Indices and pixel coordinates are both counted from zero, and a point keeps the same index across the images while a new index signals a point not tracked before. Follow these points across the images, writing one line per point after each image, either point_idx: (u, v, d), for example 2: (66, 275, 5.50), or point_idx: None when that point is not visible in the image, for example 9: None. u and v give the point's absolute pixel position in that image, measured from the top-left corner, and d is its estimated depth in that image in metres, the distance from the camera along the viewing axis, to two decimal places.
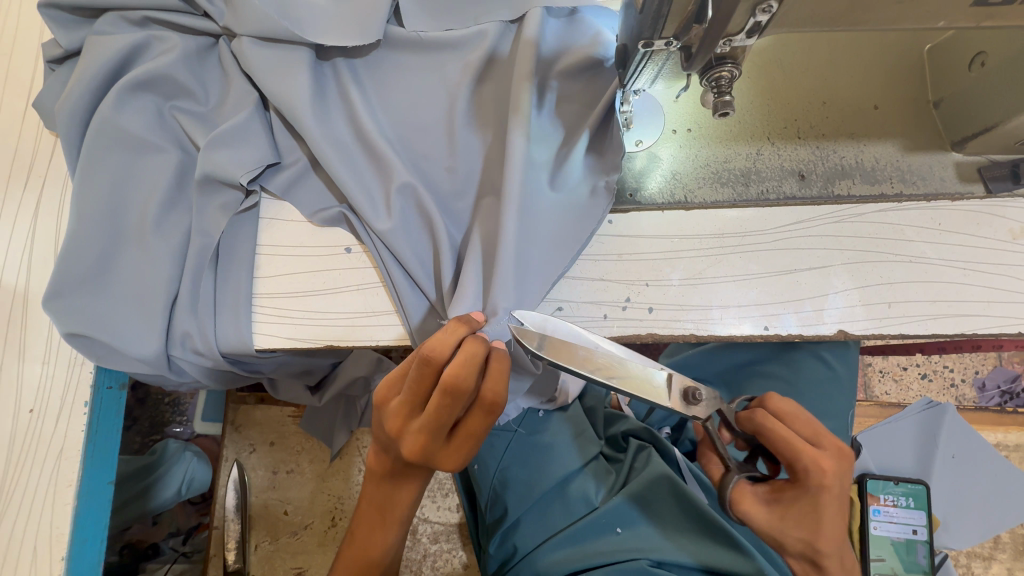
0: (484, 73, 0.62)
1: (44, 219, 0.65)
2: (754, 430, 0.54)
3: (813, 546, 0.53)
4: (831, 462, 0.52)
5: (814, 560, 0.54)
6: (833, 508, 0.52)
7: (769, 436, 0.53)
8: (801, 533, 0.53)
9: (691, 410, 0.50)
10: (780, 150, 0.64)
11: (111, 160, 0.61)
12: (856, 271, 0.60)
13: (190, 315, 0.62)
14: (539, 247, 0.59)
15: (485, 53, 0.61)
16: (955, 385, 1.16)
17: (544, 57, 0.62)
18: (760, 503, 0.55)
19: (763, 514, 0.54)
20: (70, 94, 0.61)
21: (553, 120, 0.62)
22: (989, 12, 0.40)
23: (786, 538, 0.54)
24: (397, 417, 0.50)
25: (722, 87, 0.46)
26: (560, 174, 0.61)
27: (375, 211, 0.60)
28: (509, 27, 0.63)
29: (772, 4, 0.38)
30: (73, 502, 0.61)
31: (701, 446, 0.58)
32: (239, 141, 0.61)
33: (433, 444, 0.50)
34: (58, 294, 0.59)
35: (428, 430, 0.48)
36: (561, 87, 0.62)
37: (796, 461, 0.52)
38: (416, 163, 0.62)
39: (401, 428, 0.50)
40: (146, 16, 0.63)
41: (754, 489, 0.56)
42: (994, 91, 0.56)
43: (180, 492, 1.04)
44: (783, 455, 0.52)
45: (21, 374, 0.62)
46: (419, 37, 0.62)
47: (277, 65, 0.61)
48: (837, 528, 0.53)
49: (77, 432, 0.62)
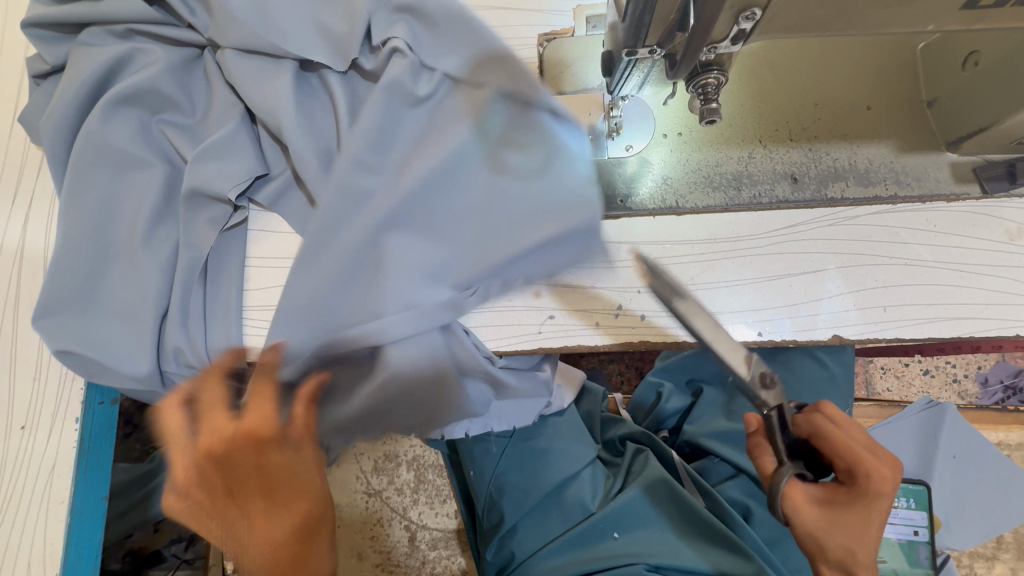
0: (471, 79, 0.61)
1: (33, 233, 0.65)
2: (811, 428, 0.52)
3: (854, 555, 0.51)
4: (890, 470, 0.51)
5: (851, 570, 0.52)
6: (881, 517, 0.51)
7: (832, 438, 0.51)
8: (848, 539, 0.51)
9: (764, 394, 0.51)
10: (772, 153, 0.63)
11: (98, 175, 0.61)
12: (851, 275, 0.60)
13: (179, 329, 0.61)
14: (452, 262, 0.59)
15: (462, 64, 0.61)
16: (957, 382, 1.15)
17: (522, 65, 0.59)
18: (812, 502, 0.52)
19: (812, 513, 0.52)
20: (55, 109, 0.61)
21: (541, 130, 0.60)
22: (980, 14, 0.39)
23: (830, 543, 0.52)
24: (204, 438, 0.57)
25: (709, 94, 0.45)
26: (499, 185, 0.60)
27: (357, 230, 0.58)
28: (490, 35, 0.60)
29: (756, 11, 0.38)
30: (67, 518, 0.60)
31: (753, 438, 0.55)
32: (226, 154, 0.61)
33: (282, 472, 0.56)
34: (47, 310, 0.59)
35: (280, 451, 0.56)
36: (527, 95, 0.59)
37: (859, 466, 0.50)
38: (398, 175, 0.60)
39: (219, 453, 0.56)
40: (129, 28, 0.63)
41: (808, 489, 0.53)
42: (988, 91, 0.55)
43: None
44: (845, 457, 0.51)
45: (12, 391, 0.62)
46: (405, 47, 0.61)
47: (261, 78, 0.61)
48: (877, 537, 0.52)
49: (69, 448, 0.61)
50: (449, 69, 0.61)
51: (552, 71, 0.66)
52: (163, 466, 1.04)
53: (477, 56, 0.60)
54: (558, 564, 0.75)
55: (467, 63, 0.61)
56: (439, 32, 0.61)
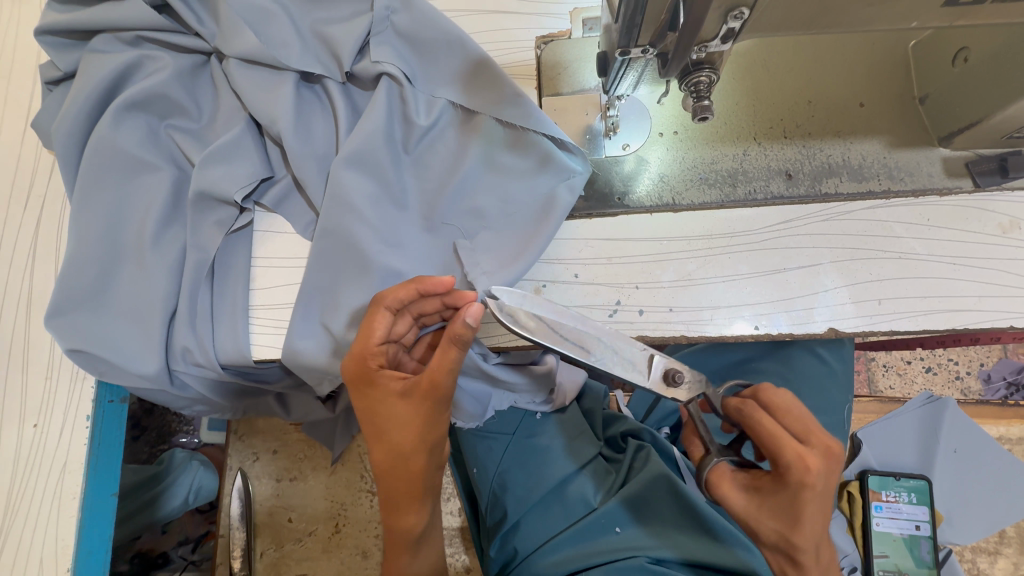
0: (464, 91, 0.61)
1: (45, 235, 0.67)
2: (741, 418, 0.53)
3: (788, 541, 0.50)
4: (816, 460, 0.49)
5: (790, 553, 0.52)
6: (815, 506, 0.49)
7: (753, 427, 0.52)
8: (777, 525, 0.51)
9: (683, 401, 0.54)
10: (766, 150, 0.64)
11: (108, 178, 0.63)
12: (845, 269, 0.60)
13: (189, 329, 0.62)
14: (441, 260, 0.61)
15: (451, 74, 0.61)
16: (960, 378, 1.15)
17: (500, 79, 0.59)
18: (740, 489, 0.53)
19: (740, 499, 0.53)
20: (66, 115, 0.63)
21: (534, 142, 0.60)
22: (960, 11, 0.40)
23: (761, 528, 0.52)
24: (365, 396, 0.54)
25: (701, 92, 0.46)
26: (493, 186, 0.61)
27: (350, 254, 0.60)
28: (471, 51, 0.60)
29: (744, 11, 0.39)
30: (77, 514, 0.62)
31: (684, 430, 0.59)
32: (232, 157, 0.62)
33: (393, 432, 0.53)
34: (59, 310, 0.60)
35: (392, 407, 0.53)
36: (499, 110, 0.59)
37: (777, 455, 0.50)
38: (391, 190, 0.61)
39: (394, 408, 0.53)
40: (139, 36, 0.64)
41: (735, 473, 0.54)
42: (979, 87, 0.56)
43: (187, 502, 1.05)
44: (767, 446, 0.51)
45: (24, 389, 0.63)
46: (402, 61, 0.62)
47: (264, 84, 0.62)
48: (818, 526, 0.50)
49: (80, 445, 0.63)
50: (445, 75, 0.62)
51: (549, 73, 0.67)
52: (171, 467, 1.06)
53: (469, 67, 0.60)
54: (562, 560, 0.75)
55: (459, 76, 0.61)
56: (426, 49, 0.61)
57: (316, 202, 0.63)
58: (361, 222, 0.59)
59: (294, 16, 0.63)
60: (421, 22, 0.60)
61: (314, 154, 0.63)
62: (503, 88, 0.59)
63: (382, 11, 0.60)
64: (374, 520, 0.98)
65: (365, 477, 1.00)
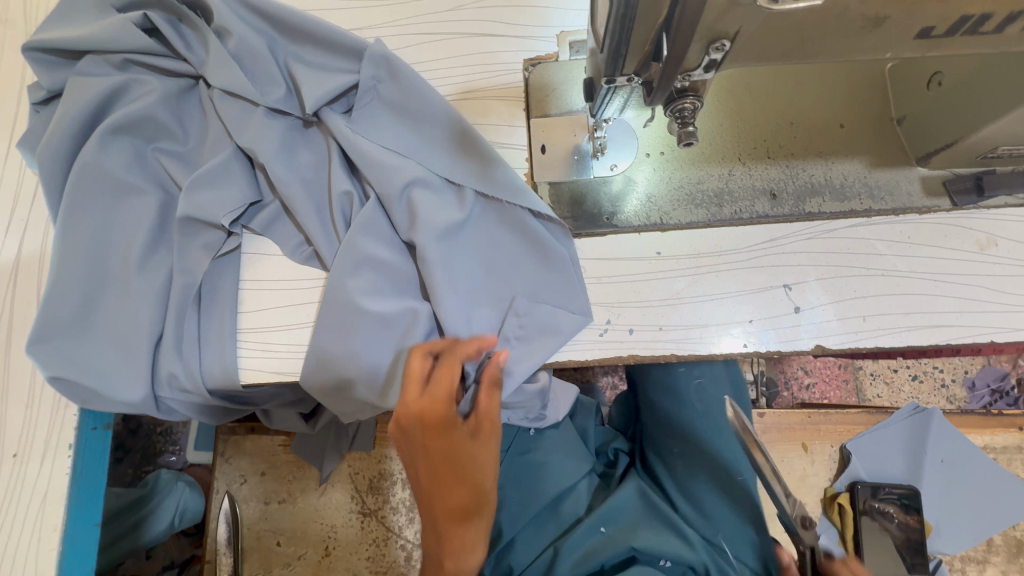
0: (448, 157, 0.61)
1: (28, 258, 0.65)
2: None
3: None
4: None
5: None
6: None
7: None
8: None
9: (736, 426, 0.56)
10: (751, 170, 0.65)
11: (94, 202, 0.62)
12: (831, 286, 0.61)
13: (174, 356, 0.61)
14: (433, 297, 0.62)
15: (432, 139, 0.62)
16: (945, 386, 1.17)
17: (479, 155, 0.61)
18: None
19: None
20: (51, 138, 0.62)
21: (521, 219, 0.60)
22: (936, 42, 0.41)
23: None
24: (444, 447, 0.50)
25: (686, 118, 0.47)
26: (484, 237, 0.62)
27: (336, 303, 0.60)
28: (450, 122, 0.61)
29: (725, 43, 0.40)
30: (59, 546, 0.59)
31: None
32: (220, 181, 0.62)
33: (474, 470, 0.52)
34: (42, 337, 0.59)
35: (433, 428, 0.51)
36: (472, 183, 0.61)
37: None
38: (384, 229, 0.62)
39: (465, 453, 0.51)
40: (126, 58, 0.64)
41: None
42: (954, 109, 0.58)
43: (171, 525, 1.03)
44: None
45: (4, 417, 0.61)
46: (387, 127, 0.62)
47: (249, 113, 0.62)
48: None
49: (61, 475, 0.60)
50: (429, 137, 0.62)
51: (537, 95, 0.68)
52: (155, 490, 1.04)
53: (454, 140, 0.61)
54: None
55: (440, 140, 0.62)
56: (409, 110, 0.62)
57: (304, 225, 0.62)
58: (352, 254, 0.60)
59: (283, 50, 0.64)
60: (404, 89, 0.61)
61: (299, 179, 0.62)
62: (493, 171, 0.60)
63: (369, 81, 0.61)
64: (365, 541, 0.97)
65: (355, 498, 0.98)
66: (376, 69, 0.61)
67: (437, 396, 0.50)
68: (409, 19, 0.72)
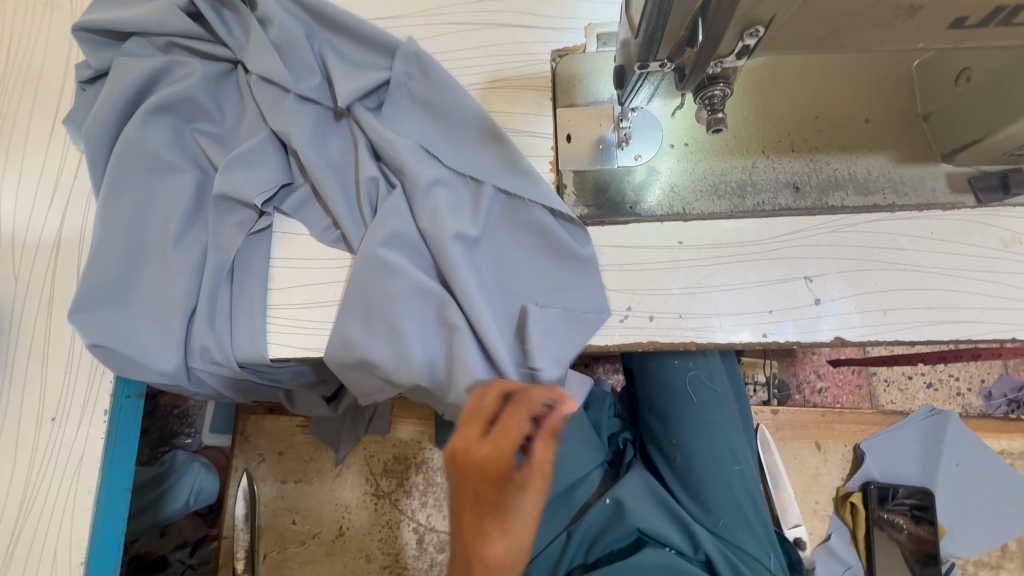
0: (473, 152, 0.63)
1: (69, 231, 0.68)
2: None
3: None
4: None
5: None
6: None
7: None
8: None
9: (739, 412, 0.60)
10: (774, 163, 0.66)
11: (135, 179, 0.64)
12: (851, 279, 0.62)
13: (206, 329, 0.63)
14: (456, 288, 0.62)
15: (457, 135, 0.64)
16: (961, 395, 1.15)
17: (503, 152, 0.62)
18: None
19: None
20: (97, 116, 0.64)
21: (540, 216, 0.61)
22: (967, 33, 0.41)
23: None
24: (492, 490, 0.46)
25: (715, 105, 0.48)
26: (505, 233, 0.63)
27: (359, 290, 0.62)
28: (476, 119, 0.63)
29: (759, 29, 0.41)
30: (91, 507, 0.61)
31: None
32: (255, 162, 0.64)
33: (514, 526, 0.46)
34: (83, 305, 0.61)
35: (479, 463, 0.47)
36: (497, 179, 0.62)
37: None
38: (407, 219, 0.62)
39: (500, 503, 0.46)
40: (169, 41, 0.66)
41: None
42: (983, 105, 0.58)
43: (188, 504, 1.06)
44: None
45: (44, 382, 0.64)
46: (415, 124, 0.64)
47: (283, 96, 0.64)
48: None
49: (96, 439, 0.62)
50: (456, 133, 0.64)
51: (563, 85, 0.70)
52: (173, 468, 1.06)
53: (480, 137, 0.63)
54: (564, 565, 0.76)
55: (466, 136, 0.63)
56: (435, 108, 0.64)
57: (336, 213, 0.64)
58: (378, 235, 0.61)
59: (319, 38, 0.66)
60: (433, 86, 0.63)
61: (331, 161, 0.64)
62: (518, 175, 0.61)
63: (399, 78, 0.63)
64: (378, 523, 0.98)
65: (369, 480, 1.00)
66: (407, 65, 0.63)
67: (496, 440, 0.47)
68: (439, 9, 0.73)
